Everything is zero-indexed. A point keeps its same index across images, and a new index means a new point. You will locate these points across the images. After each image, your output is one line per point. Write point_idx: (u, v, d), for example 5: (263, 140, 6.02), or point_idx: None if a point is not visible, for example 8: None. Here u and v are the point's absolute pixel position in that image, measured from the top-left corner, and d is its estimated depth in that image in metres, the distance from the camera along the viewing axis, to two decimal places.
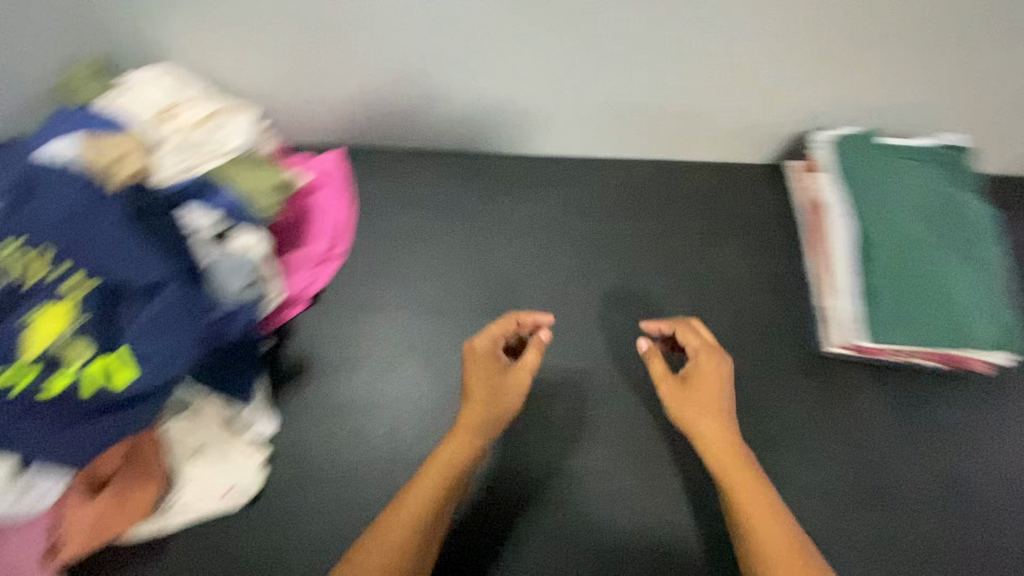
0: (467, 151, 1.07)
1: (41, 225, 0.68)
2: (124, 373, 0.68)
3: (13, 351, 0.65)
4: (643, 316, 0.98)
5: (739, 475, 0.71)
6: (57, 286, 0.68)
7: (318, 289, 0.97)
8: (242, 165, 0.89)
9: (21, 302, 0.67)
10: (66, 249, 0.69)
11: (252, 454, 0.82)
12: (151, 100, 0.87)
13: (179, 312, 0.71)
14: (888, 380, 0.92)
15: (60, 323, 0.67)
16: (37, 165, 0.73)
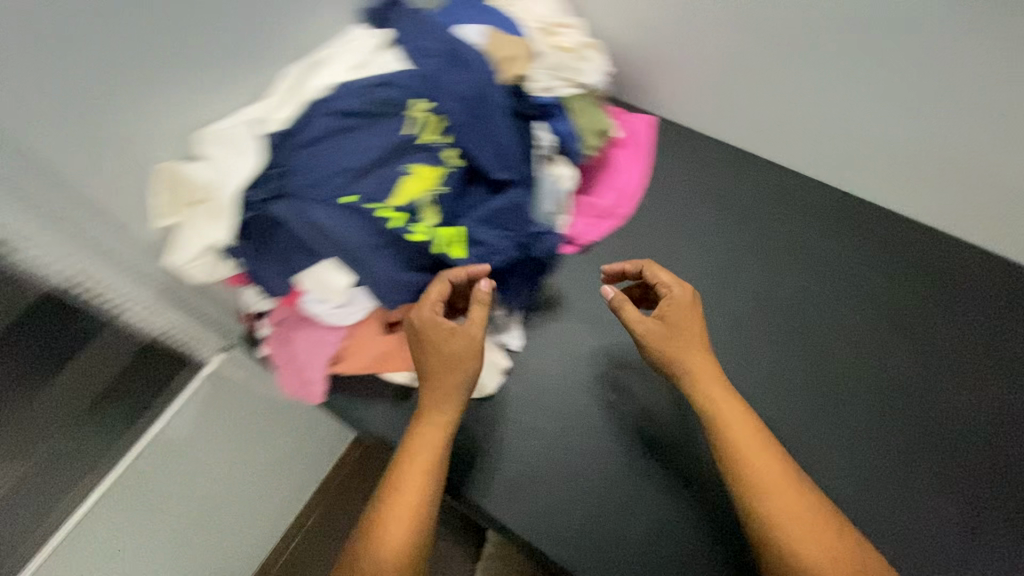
0: (775, 163, 1.06)
1: (448, 95, 0.75)
2: (461, 247, 0.77)
3: (387, 193, 0.73)
4: (919, 404, 0.86)
5: (751, 442, 0.69)
6: (440, 151, 0.76)
7: (594, 238, 0.99)
8: (585, 102, 0.93)
9: (408, 152, 0.75)
10: (455, 123, 0.76)
11: (501, 355, 0.87)
12: (539, 16, 0.94)
13: (517, 211, 0.80)
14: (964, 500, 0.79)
15: (427, 184, 0.75)
16: (459, 40, 0.79)
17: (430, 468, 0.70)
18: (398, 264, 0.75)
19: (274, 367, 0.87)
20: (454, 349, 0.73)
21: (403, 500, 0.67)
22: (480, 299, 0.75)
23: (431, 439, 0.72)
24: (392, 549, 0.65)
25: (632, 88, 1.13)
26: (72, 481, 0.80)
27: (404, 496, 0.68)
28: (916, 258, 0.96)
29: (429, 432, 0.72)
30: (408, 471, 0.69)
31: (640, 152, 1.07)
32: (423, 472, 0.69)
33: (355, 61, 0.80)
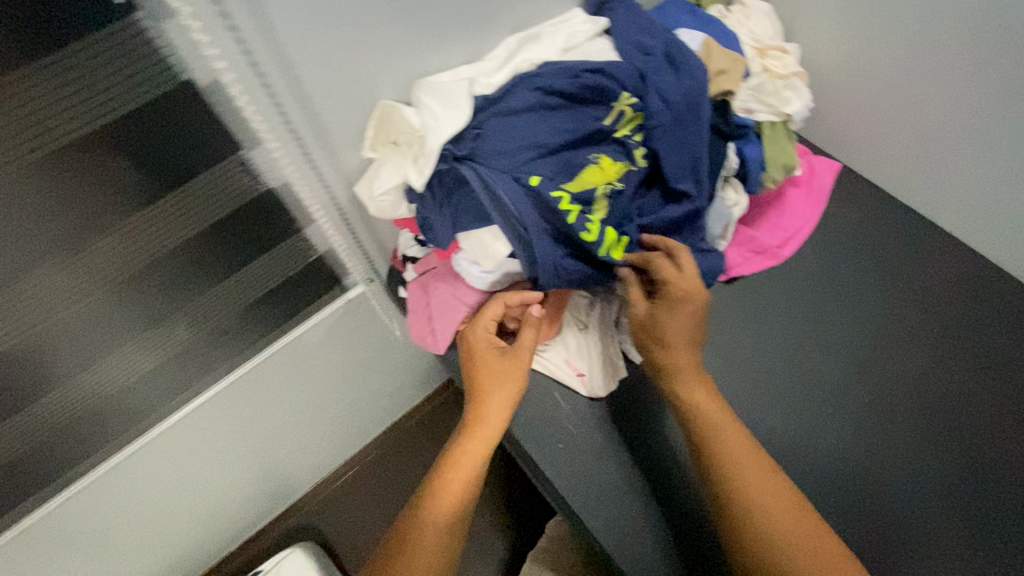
0: (973, 247, 0.95)
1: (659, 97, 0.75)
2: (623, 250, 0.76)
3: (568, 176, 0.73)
4: None
5: (749, 458, 0.69)
6: (635, 150, 0.77)
7: (743, 274, 0.96)
8: (783, 132, 0.88)
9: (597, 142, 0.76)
10: (653, 125, 0.75)
11: (619, 363, 0.88)
12: (757, 36, 0.90)
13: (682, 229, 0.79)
14: None
15: (605, 177, 0.75)
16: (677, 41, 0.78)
17: (474, 465, 0.74)
18: (562, 251, 0.75)
19: (408, 311, 0.93)
20: (496, 364, 0.79)
21: (447, 488, 0.72)
22: (530, 322, 0.81)
23: (478, 441, 0.75)
24: (439, 530, 0.70)
25: (825, 127, 1.07)
26: (226, 357, 0.91)
27: (452, 483, 0.73)
28: None
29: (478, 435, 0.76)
30: (452, 465, 0.74)
31: (816, 196, 0.99)
32: (469, 469, 0.74)
33: (569, 43, 0.80)
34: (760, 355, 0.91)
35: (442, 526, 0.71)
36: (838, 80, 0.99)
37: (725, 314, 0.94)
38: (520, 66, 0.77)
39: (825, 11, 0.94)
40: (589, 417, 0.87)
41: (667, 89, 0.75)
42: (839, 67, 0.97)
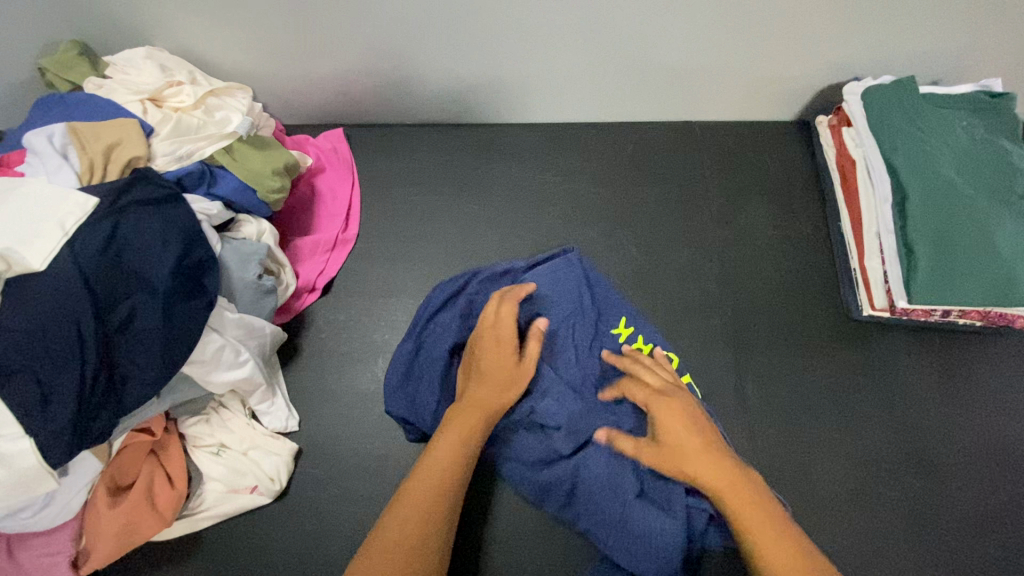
0: (476, 124, 1.07)
1: (130, 247, 0.69)
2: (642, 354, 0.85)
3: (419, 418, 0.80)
4: (674, 284, 0.92)
5: (752, 513, 0.59)
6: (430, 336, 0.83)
7: (331, 275, 0.93)
8: (244, 147, 0.85)
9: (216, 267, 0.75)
10: (135, 264, 0.69)
11: (279, 444, 0.80)
12: (140, 84, 0.84)
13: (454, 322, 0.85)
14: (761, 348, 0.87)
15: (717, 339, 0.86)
16: (31, 175, 0.69)
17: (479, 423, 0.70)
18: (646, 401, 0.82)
19: None
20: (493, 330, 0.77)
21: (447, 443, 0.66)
22: (163, 446, 0.76)
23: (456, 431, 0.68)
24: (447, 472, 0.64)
25: (309, 114, 1.07)
26: None
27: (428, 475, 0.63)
28: (624, 159, 1.02)
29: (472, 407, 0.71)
30: (452, 433, 0.67)
31: (344, 168, 1.02)
32: (469, 426, 0.69)
33: None
34: (393, 331, 0.90)
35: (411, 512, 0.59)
36: (268, 69, 0.98)
37: (344, 324, 0.91)
38: None
39: (193, 27, 0.90)
40: (291, 518, 0.78)
41: (138, 232, 0.70)
42: (258, 61, 0.96)
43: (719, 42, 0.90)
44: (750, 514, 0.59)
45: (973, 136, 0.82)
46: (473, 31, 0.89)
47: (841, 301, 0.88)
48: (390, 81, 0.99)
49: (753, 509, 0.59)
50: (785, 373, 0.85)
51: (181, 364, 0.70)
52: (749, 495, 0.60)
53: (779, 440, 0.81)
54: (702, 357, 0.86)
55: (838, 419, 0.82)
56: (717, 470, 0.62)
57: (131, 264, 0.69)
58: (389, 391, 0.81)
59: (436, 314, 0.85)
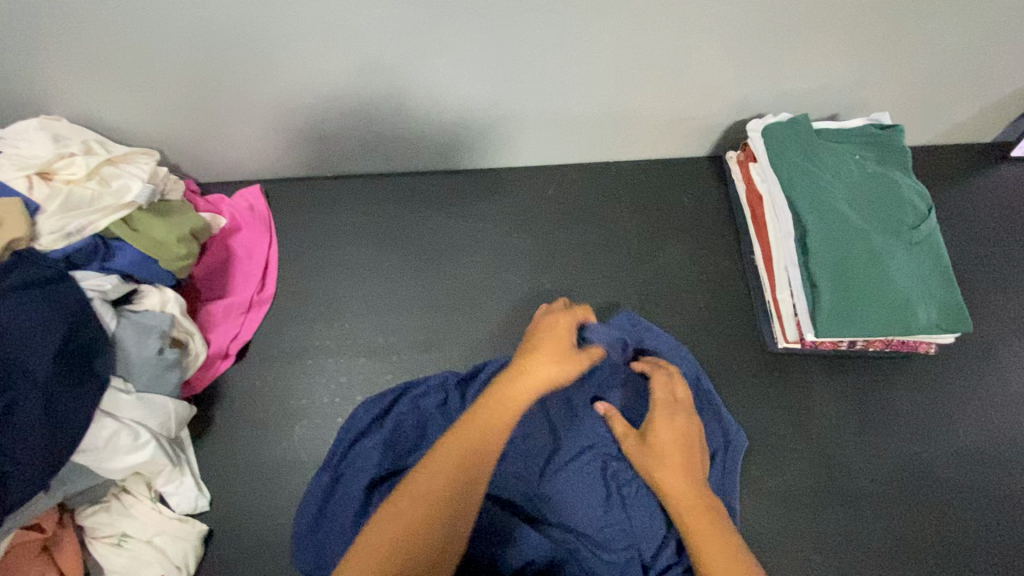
0: (397, 174, 1.07)
1: (6, 336, 0.65)
2: None
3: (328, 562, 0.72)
4: None
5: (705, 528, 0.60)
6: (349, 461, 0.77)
7: (246, 340, 0.91)
8: (144, 216, 0.83)
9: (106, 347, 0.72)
10: (12, 353, 0.65)
11: (186, 529, 0.75)
12: (29, 157, 0.81)
13: (372, 453, 0.76)
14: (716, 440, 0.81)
15: None
16: None
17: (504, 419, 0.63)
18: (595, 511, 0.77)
19: None
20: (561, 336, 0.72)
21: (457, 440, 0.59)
22: (56, 545, 0.71)
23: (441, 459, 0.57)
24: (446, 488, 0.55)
25: (224, 171, 1.05)
26: None
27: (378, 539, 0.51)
28: (545, 201, 1.03)
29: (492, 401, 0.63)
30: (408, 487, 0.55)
31: (260, 226, 1.00)
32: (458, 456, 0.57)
33: None
34: (313, 393, 0.88)
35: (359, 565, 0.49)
36: (178, 133, 0.97)
37: (260, 389, 0.88)
38: None
39: (91, 95, 0.88)
40: None
41: (16, 318, 0.66)
42: (165, 126, 0.95)
43: (625, 87, 0.93)
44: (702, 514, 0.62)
45: (866, 170, 0.85)
46: (382, 86, 0.90)
47: (758, 337, 0.90)
48: (306, 136, 0.99)
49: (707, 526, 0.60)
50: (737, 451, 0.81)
51: (68, 453, 0.67)
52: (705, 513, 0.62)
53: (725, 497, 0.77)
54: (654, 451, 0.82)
55: (775, 465, 0.82)
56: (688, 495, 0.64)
57: (7, 353, 0.65)
58: (296, 538, 0.73)
59: (356, 442, 0.78)
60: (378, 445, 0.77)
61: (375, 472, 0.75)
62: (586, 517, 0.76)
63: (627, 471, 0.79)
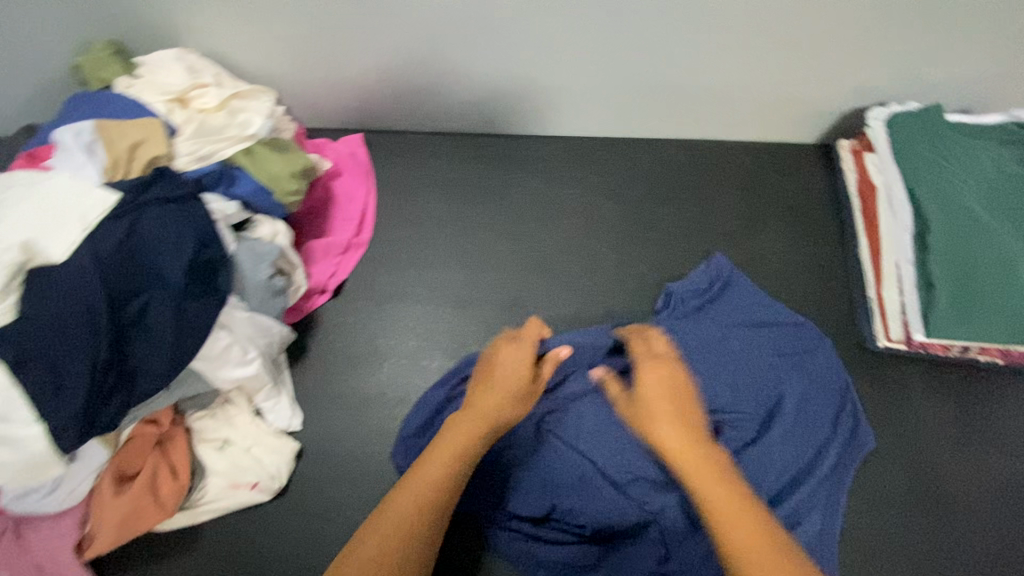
0: (492, 134, 1.08)
1: (146, 244, 0.71)
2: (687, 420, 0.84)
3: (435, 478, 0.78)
4: None
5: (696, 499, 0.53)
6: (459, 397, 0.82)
7: (341, 278, 0.95)
8: (263, 149, 0.86)
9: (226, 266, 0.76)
10: (149, 260, 0.71)
11: (281, 444, 0.81)
12: (167, 84, 0.86)
13: None
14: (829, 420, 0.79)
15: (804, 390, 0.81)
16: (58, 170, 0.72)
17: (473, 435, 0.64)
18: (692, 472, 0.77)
19: None
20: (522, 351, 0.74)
21: (442, 442, 0.63)
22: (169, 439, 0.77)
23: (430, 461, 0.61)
24: (422, 491, 0.58)
25: (329, 118, 1.09)
26: None
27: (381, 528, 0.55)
28: (638, 174, 1.02)
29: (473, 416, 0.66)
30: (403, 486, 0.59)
31: (360, 172, 1.03)
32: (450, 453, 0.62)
33: None
34: (398, 336, 0.91)
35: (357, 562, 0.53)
36: (293, 76, 1.01)
37: (351, 326, 0.92)
38: None
39: (222, 32, 0.93)
40: (290, 517, 0.79)
41: (154, 229, 0.72)
42: (283, 68, 0.99)
43: (738, 61, 0.90)
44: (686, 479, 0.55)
45: (1002, 169, 0.81)
46: (493, 41, 0.91)
47: (857, 331, 0.86)
48: (410, 89, 1.01)
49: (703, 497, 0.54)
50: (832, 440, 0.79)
51: (190, 358, 0.72)
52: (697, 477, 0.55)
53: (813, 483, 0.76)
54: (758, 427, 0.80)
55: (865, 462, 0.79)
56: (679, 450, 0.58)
57: (146, 260, 0.71)
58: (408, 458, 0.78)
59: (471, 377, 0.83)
60: None
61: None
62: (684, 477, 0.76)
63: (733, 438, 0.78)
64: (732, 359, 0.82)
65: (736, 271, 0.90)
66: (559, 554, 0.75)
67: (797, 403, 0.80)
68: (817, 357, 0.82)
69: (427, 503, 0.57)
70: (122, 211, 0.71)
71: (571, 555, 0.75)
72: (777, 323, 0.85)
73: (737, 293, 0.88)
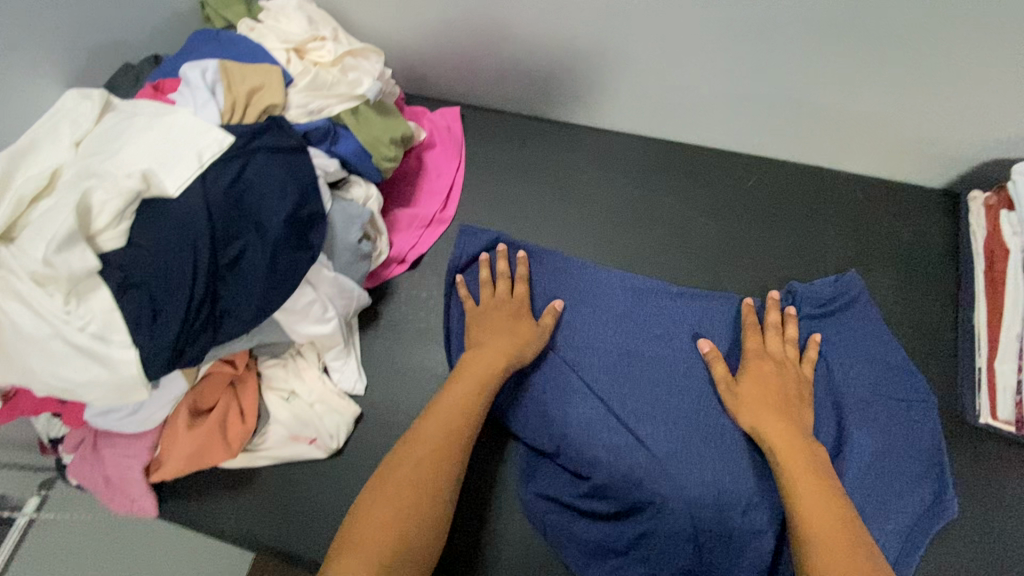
0: (592, 129, 1.05)
1: (252, 190, 0.72)
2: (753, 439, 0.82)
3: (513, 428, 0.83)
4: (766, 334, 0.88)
5: (801, 474, 0.67)
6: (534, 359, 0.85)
7: (421, 251, 0.95)
8: (369, 111, 0.86)
9: (322, 224, 0.77)
10: (251, 206, 0.71)
11: (344, 406, 0.82)
12: (288, 32, 0.87)
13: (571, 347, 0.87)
14: (912, 478, 0.75)
15: (888, 432, 0.77)
16: (180, 104, 0.73)
17: (456, 428, 0.69)
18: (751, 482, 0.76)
19: (91, 493, 0.78)
20: (502, 322, 0.82)
21: (462, 384, 0.73)
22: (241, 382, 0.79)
23: (457, 401, 0.71)
24: (453, 423, 0.69)
25: (431, 88, 1.08)
26: None
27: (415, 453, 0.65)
28: (741, 193, 0.97)
29: (472, 377, 0.74)
30: (434, 418, 0.69)
31: (453, 147, 1.02)
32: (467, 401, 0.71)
33: (76, 135, 0.71)
34: None
35: (394, 494, 0.61)
36: (405, 42, 1.00)
37: (424, 302, 0.92)
38: (20, 191, 0.66)
39: None
40: (343, 478, 0.80)
41: (260, 176, 0.72)
42: (397, 32, 0.99)
43: (875, 90, 0.84)
44: (792, 461, 0.68)
45: None
46: (615, 34, 0.88)
47: (954, 404, 0.81)
48: (520, 71, 0.99)
49: (809, 477, 0.66)
50: (916, 511, 0.74)
51: (276, 308, 0.73)
52: (811, 469, 0.67)
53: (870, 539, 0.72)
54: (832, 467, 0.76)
55: (953, 543, 0.73)
56: (786, 441, 0.70)
57: (248, 205, 0.71)
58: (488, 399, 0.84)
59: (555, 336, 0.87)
60: (583, 343, 0.87)
61: (576, 379, 0.84)
62: (733, 488, 0.76)
63: None
64: (819, 378, 0.81)
65: (866, 292, 0.86)
66: (593, 533, 0.76)
67: (877, 444, 0.77)
68: (919, 409, 0.79)
69: (452, 440, 0.67)
70: (234, 155, 0.72)
71: (602, 535, 0.76)
72: (890, 365, 0.81)
73: (856, 321, 0.84)
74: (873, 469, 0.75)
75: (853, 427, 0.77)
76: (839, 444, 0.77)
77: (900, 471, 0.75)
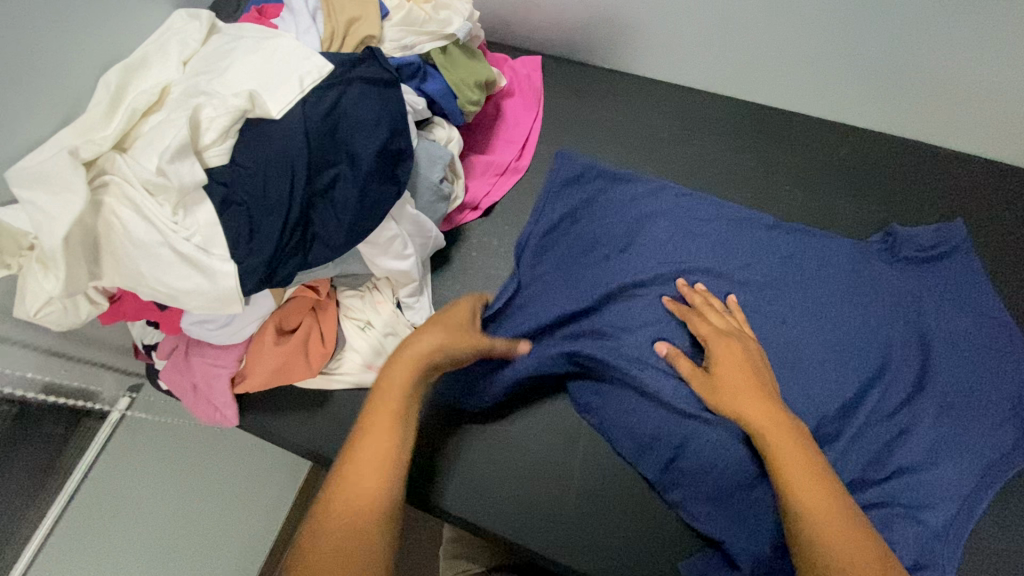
0: (675, 87, 1.02)
1: (349, 120, 0.73)
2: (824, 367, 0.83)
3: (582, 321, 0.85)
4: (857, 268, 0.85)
5: (797, 470, 0.63)
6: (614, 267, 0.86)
7: (495, 199, 0.95)
8: (458, 53, 0.87)
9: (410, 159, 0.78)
10: (346, 136, 0.73)
11: None
12: None
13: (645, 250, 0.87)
14: (1003, 429, 0.74)
15: (975, 378, 0.76)
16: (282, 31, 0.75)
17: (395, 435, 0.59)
18: (835, 407, 0.74)
19: (178, 400, 0.83)
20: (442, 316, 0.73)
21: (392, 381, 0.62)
22: (318, 308, 0.82)
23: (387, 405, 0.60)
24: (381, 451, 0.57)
25: (512, 37, 1.07)
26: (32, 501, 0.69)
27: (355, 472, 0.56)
28: (828, 162, 0.93)
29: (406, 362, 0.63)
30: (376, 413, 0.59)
31: (532, 97, 1.01)
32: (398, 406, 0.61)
33: (184, 55, 0.73)
34: None
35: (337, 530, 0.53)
36: None
37: (495, 250, 0.93)
38: (134, 103, 0.69)
39: None
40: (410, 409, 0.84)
41: (357, 107, 0.73)
42: None
43: (990, 56, 0.80)
44: (787, 461, 0.64)
45: None
46: None
47: None
48: (610, 22, 0.97)
49: (806, 474, 0.63)
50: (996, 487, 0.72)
51: (361, 239, 0.75)
52: (807, 463, 0.64)
53: (944, 486, 0.71)
54: (915, 422, 0.74)
55: None
56: (773, 424, 0.67)
57: (342, 135, 0.72)
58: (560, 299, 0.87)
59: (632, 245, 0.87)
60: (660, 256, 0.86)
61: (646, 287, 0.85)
62: (812, 412, 0.74)
63: (888, 405, 0.75)
64: (909, 314, 0.79)
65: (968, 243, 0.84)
66: (647, 425, 0.77)
67: (958, 385, 0.76)
68: (1011, 358, 0.77)
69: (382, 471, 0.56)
70: (334, 84, 0.73)
71: (655, 429, 0.77)
72: (984, 315, 0.80)
73: (956, 266, 0.83)
74: (955, 441, 0.73)
75: (938, 366, 0.77)
76: (919, 378, 0.76)
77: (982, 415, 0.74)
